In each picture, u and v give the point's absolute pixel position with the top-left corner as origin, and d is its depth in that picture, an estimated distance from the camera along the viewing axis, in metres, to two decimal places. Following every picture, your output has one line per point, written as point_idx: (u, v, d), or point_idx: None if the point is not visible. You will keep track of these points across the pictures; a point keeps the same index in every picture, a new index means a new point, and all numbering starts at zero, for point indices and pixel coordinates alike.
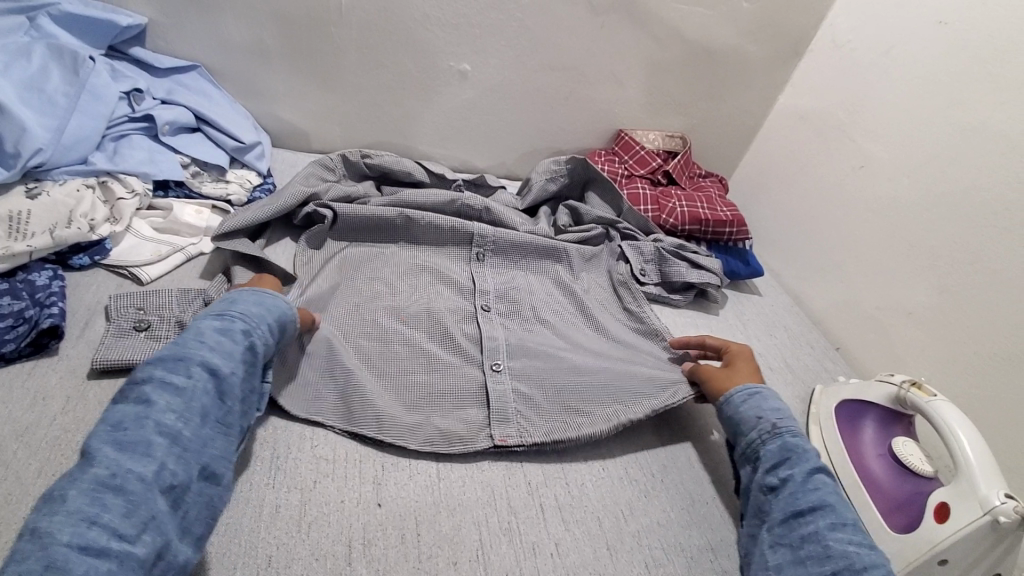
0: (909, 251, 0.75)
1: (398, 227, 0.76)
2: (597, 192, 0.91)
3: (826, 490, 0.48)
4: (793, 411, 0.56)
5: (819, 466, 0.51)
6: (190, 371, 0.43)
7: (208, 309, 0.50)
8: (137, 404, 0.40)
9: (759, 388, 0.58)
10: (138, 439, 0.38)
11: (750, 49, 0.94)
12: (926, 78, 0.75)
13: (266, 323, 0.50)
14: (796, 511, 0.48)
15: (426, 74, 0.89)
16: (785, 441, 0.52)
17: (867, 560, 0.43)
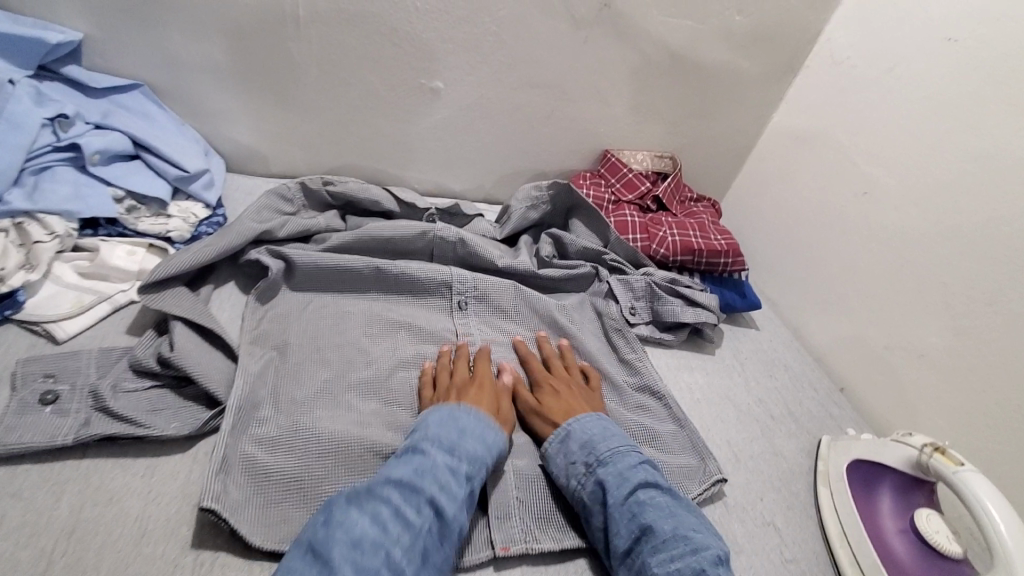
0: (919, 287, 0.69)
1: (372, 278, 0.68)
2: (582, 219, 0.84)
3: (647, 512, 0.46)
4: (602, 434, 0.53)
5: (644, 485, 0.48)
6: (421, 505, 0.42)
7: (440, 433, 0.48)
8: (375, 526, 0.40)
9: (568, 428, 0.54)
10: (374, 569, 0.38)
11: (743, 65, 0.88)
12: (936, 99, 0.69)
13: (482, 457, 0.48)
14: (626, 548, 0.45)
15: (395, 92, 0.82)
16: (601, 473, 0.49)
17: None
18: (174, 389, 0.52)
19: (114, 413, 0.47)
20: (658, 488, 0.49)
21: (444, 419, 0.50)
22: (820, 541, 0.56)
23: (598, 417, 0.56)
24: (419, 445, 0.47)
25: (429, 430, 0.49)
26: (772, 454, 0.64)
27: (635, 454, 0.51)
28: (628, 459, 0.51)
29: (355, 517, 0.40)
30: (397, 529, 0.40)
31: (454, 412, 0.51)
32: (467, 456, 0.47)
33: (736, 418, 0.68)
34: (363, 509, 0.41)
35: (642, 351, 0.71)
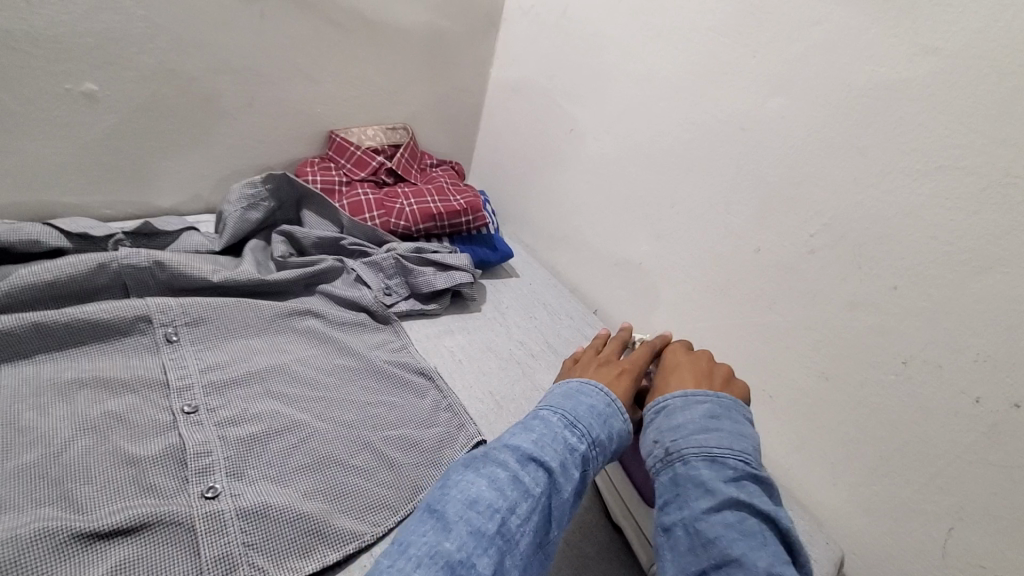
0: (626, 204, 0.77)
1: (31, 335, 0.54)
2: (314, 208, 0.78)
3: (734, 539, 0.36)
4: (703, 423, 0.43)
5: (735, 503, 0.37)
6: (530, 475, 0.39)
7: (583, 410, 0.45)
8: (466, 499, 0.37)
9: (666, 401, 0.46)
10: (488, 531, 0.35)
11: (444, 24, 0.88)
12: (599, 31, 0.76)
13: (604, 437, 0.44)
14: (698, 574, 0.36)
15: (28, 104, 0.66)
16: (679, 472, 0.40)
17: None
18: None
19: None
20: (754, 506, 0.38)
21: (571, 390, 0.47)
22: None
23: (710, 398, 0.45)
24: (542, 414, 0.44)
25: (558, 398, 0.46)
26: (530, 391, 0.67)
27: (730, 458, 0.40)
28: (723, 463, 0.40)
29: (473, 480, 0.38)
30: (514, 496, 0.37)
31: (580, 384, 0.48)
32: (588, 437, 0.43)
33: (497, 369, 0.69)
34: (480, 473, 0.39)
35: (398, 334, 0.70)
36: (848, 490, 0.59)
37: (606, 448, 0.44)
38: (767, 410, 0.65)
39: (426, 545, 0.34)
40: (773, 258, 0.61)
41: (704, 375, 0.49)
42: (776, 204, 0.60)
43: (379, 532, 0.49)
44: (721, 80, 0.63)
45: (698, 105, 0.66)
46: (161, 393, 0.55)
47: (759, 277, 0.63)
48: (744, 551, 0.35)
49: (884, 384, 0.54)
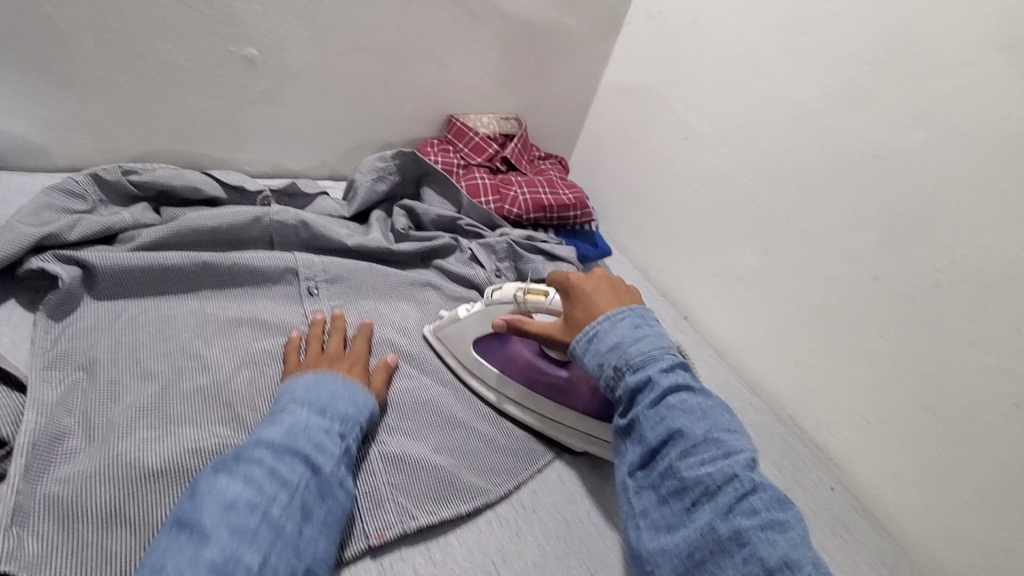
0: (735, 217, 0.79)
1: (198, 273, 0.60)
2: (433, 187, 0.83)
3: (677, 416, 0.44)
4: (632, 335, 0.49)
5: (674, 389, 0.46)
6: (292, 466, 0.42)
7: (308, 396, 0.48)
8: (250, 488, 0.40)
9: (596, 326, 0.51)
10: (249, 528, 0.38)
11: (571, 23, 0.90)
12: (729, 48, 0.78)
13: (353, 415, 0.49)
14: (650, 449, 0.45)
15: (203, 64, 0.73)
16: (630, 379, 0.47)
17: (717, 479, 0.41)
18: None
19: None
20: (693, 385, 0.46)
21: (309, 382, 0.50)
22: None
23: (631, 311, 0.51)
24: (287, 411, 0.47)
25: (297, 392, 0.49)
26: None
27: (667, 354, 0.48)
28: (658, 361, 0.47)
29: (224, 483, 0.40)
30: (273, 488, 0.40)
31: (318, 376, 0.51)
32: (338, 416, 0.48)
33: None
34: (234, 473, 0.40)
35: None
36: (937, 521, 0.60)
37: (358, 421, 0.49)
38: (862, 435, 0.66)
39: (184, 558, 0.35)
40: (889, 289, 0.62)
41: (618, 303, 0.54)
42: (901, 237, 0.61)
43: (502, 493, 0.53)
44: (855, 107, 0.64)
45: (826, 130, 0.67)
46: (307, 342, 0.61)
47: (873, 305, 0.64)
48: (686, 423, 0.44)
49: (996, 427, 0.55)
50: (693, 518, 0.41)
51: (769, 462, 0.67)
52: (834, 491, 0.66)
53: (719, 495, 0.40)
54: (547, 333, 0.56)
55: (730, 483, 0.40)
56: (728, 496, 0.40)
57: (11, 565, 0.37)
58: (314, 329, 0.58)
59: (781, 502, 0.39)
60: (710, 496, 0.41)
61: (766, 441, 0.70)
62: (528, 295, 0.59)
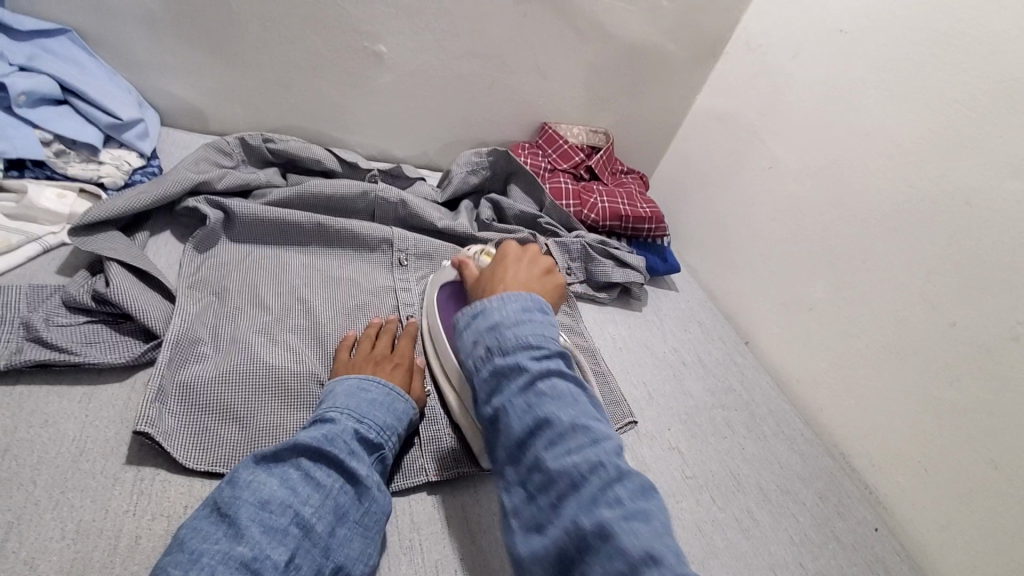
0: (812, 248, 0.79)
1: (314, 233, 0.70)
2: (519, 185, 0.89)
3: (546, 401, 0.38)
4: (517, 316, 0.43)
5: (546, 374, 0.40)
6: (324, 474, 0.42)
7: (347, 402, 0.48)
8: (285, 489, 0.40)
9: (484, 303, 0.45)
10: (282, 527, 0.38)
11: (671, 48, 0.94)
12: (828, 84, 0.79)
13: (391, 427, 0.49)
14: (517, 446, 0.38)
15: (339, 55, 0.83)
16: (499, 365, 0.41)
17: (593, 479, 0.35)
18: (111, 324, 0.52)
19: (49, 342, 0.47)
20: (566, 372, 0.41)
21: (353, 388, 0.50)
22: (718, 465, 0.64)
23: (524, 295, 0.46)
24: (328, 416, 0.47)
25: (339, 398, 0.49)
26: (680, 393, 0.73)
27: (542, 341, 0.42)
28: (531, 348, 0.41)
29: (262, 481, 0.40)
30: (304, 491, 0.41)
31: (363, 380, 0.51)
32: (377, 425, 0.48)
33: (653, 366, 0.76)
34: (272, 472, 0.41)
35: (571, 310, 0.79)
36: None
37: (394, 431, 0.49)
38: (916, 482, 0.65)
39: (217, 551, 0.36)
40: (964, 337, 0.61)
41: (528, 269, 0.53)
42: (985, 287, 0.60)
43: None
44: (951, 153, 0.64)
45: (917, 172, 0.67)
46: (392, 304, 0.68)
47: (945, 352, 0.63)
48: (563, 415, 0.38)
49: None
50: (556, 515, 0.35)
51: (810, 490, 0.67)
52: (877, 533, 0.66)
53: (590, 497, 0.34)
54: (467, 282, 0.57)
55: (595, 471, 0.35)
56: (592, 485, 0.35)
57: (149, 428, 0.44)
58: (367, 331, 0.60)
59: (643, 501, 0.35)
60: (575, 489, 0.35)
61: (813, 470, 0.70)
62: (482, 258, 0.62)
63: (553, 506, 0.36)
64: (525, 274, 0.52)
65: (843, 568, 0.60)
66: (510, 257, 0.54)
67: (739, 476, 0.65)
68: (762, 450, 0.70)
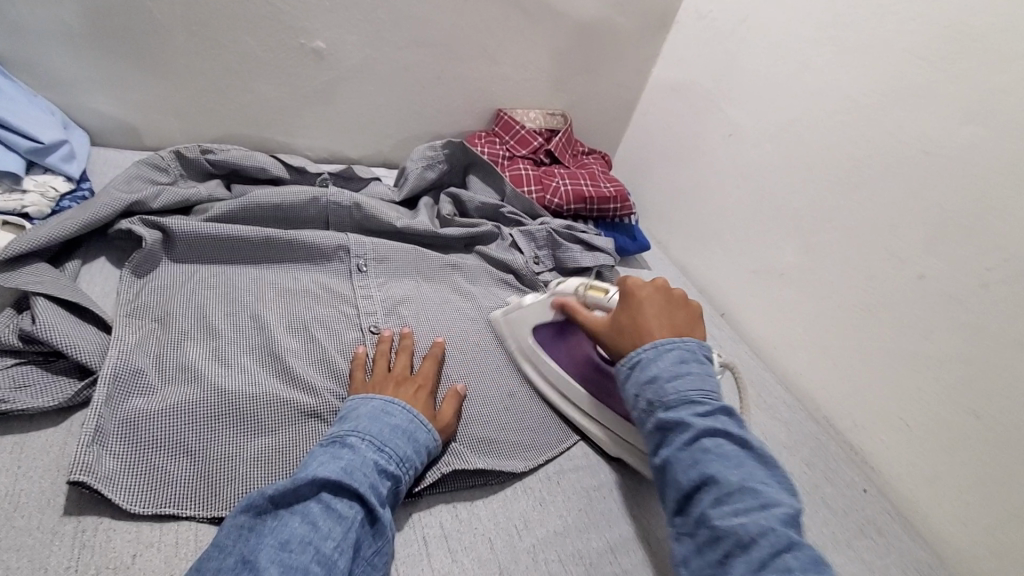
0: (778, 213, 0.78)
1: (262, 247, 0.66)
2: (478, 176, 0.86)
3: (711, 459, 0.43)
4: (675, 371, 0.48)
5: (712, 432, 0.44)
6: (347, 509, 0.40)
7: (368, 429, 0.46)
8: (307, 526, 0.38)
9: (640, 354, 0.50)
10: (301, 567, 0.36)
11: (621, 21, 0.92)
12: (780, 44, 0.78)
13: (411, 457, 0.47)
14: (684, 492, 0.43)
15: (275, 55, 0.79)
16: (662, 417, 0.46)
17: (753, 531, 0.38)
18: (42, 364, 0.48)
19: None
20: (736, 431, 0.45)
21: (375, 413, 0.48)
22: None
23: (678, 345, 0.50)
24: (348, 442, 0.45)
25: (359, 424, 0.47)
26: None
27: (705, 398, 0.46)
28: (696, 407, 0.45)
29: (281, 521, 0.39)
30: (326, 526, 0.39)
31: (387, 404, 0.50)
32: (398, 456, 0.46)
33: None
34: (293, 510, 0.39)
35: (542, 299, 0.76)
36: (976, 531, 0.58)
37: (414, 460, 0.47)
38: (899, 439, 0.65)
39: None
40: (934, 290, 0.61)
41: (671, 308, 0.55)
42: (952, 238, 0.59)
43: (528, 467, 0.55)
44: (905, 104, 0.63)
45: (872, 127, 0.67)
46: (353, 312, 0.64)
47: (917, 306, 0.62)
48: (727, 469, 0.42)
49: None
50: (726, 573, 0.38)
51: (796, 458, 0.67)
52: (866, 494, 0.65)
53: (754, 551, 0.38)
54: (594, 328, 0.57)
55: (765, 535, 0.38)
56: (763, 552, 0.37)
57: (86, 476, 0.40)
58: (381, 347, 0.58)
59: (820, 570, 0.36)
60: (744, 550, 0.38)
61: (797, 438, 0.69)
62: (589, 290, 0.61)
63: (720, 557, 0.39)
64: (668, 315, 0.54)
65: (836, 535, 0.59)
66: (649, 300, 0.55)
67: None
68: None
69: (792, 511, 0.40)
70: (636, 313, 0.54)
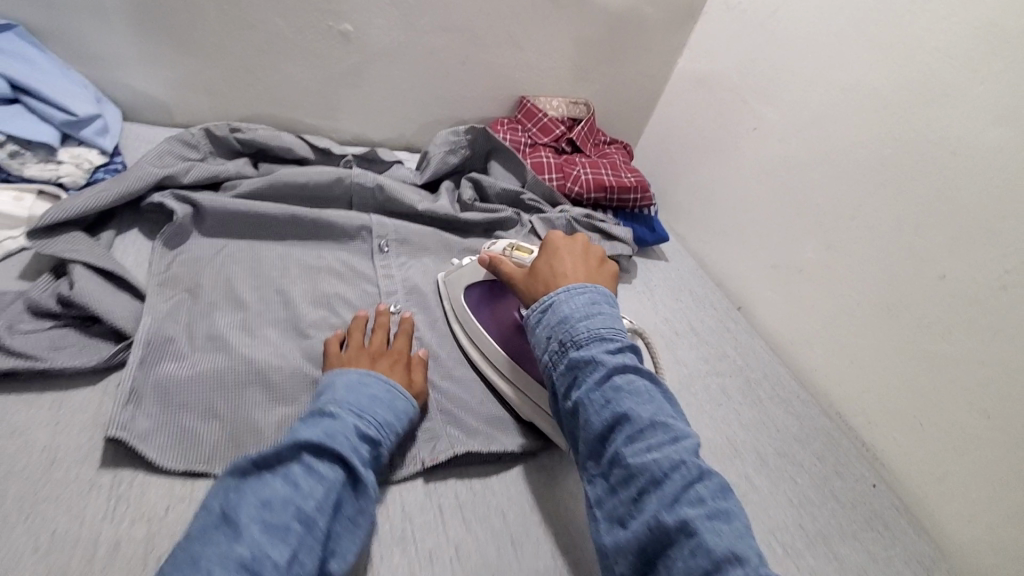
0: (801, 208, 0.77)
1: (288, 224, 0.67)
2: (500, 162, 0.87)
3: (623, 397, 0.44)
4: (585, 311, 0.50)
5: (622, 370, 0.45)
6: (326, 469, 0.40)
7: (346, 398, 0.46)
8: (287, 486, 0.38)
9: (552, 298, 0.52)
10: (283, 524, 0.36)
11: (648, 11, 0.91)
12: (809, 38, 0.77)
13: (389, 426, 0.47)
14: (598, 434, 0.44)
15: (304, 36, 0.80)
16: (574, 357, 0.47)
17: (665, 466, 0.39)
18: (79, 327, 0.50)
19: (11, 349, 0.45)
20: (643, 370, 0.46)
21: (353, 383, 0.48)
22: (713, 431, 0.64)
23: (590, 288, 0.52)
24: (328, 409, 0.45)
25: (336, 393, 0.47)
26: (674, 363, 0.71)
27: (613, 338, 0.48)
28: (606, 345, 0.47)
29: (261, 482, 0.38)
30: (307, 484, 0.39)
31: (364, 375, 0.50)
32: (375, 424, 0.46)
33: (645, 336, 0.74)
34: (273, 471, 0.39)
35: None
36: (984, 529, 0.58)
37: (392, 430, 0.47)
38: (913, 436, 0.64)
39: (217, 553, 0.34)
40: (954, 288, 0.60)
41: (584, 260, 0.59)
42: (974, 237, 0.59)
43: (543, 446, 0.56)
44: (933, 101, 0.63)
45: (899, 124, 0.66)
46: (374, 292, 0.66)
47: (935, 305, 0.62)
48: (637, 407, 0.43)
49: None
50: (640, 510, 0.39)
51: (807, 451, 0.67)
52: (876, 489, 0.65)
53: (665, 484, 0.39)
54: (514, 277, 0.60)
55: (677, 471, 0.39)
56: (675, 486, 0.39)
57: (122, 434, 0.42)
58: (360, 323, 0.57)
59: (725, 500, 0.38)
60: (656, 485, 0.39)
61: (810, 431, 0.69)
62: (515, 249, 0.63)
63: (634, 494, 0.40)
64: (580, 264, 0.58)
65: (845, 527, 0.59)
66: (564, 251, 0.59)
67: (737, 443, 0.64)
68: (759, 416, 0.69)
69: (698, 445, 0.42)
70: (554, 262, 0.58)
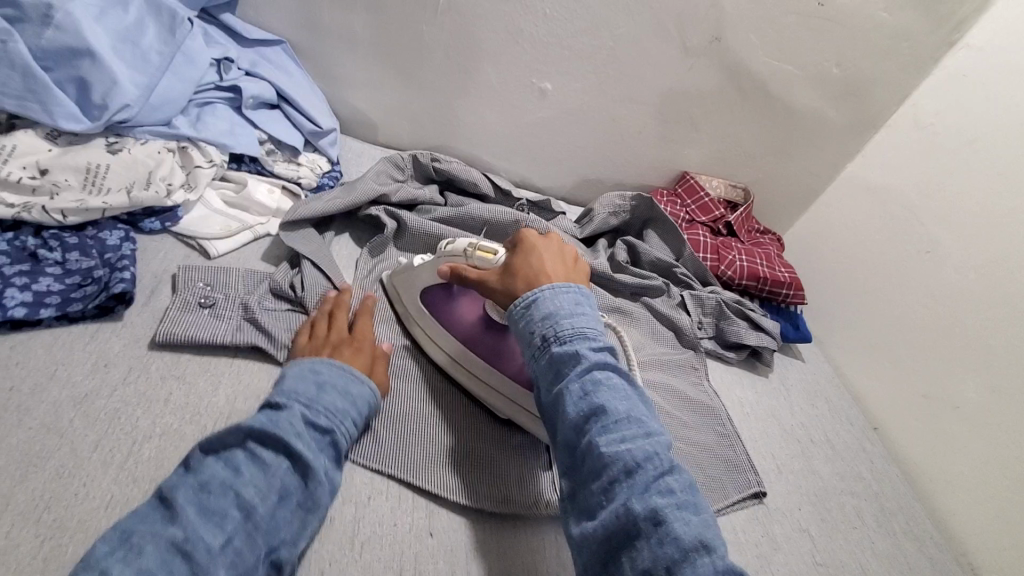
0: (968, 345, 0.74)
1: None
2: (656, 231, 0.90)
3: (601, 391, 0.41)
4: (571, 309, 0.46)
5: (601, 365, 0.43)
6: (263, 458, 0.41)
7: (295, 386, 0.46)
8: (227, 470, 0.40)
9: (538, 293, 0.48)
10: (221, 510, 0.37)
11: (831, 113, 0.91)
12: (1013, 176, 0.74)
13: (342, 414, 0.46)
14: (571, 427, 0.41)
15: (507, 87, 0.88)
16: (556, 353, 0.44)
17: (635, 458, 0.37)
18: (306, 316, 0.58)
19: (260, 325, 0.53)
20: (621, 368, 0.44)
21: (302, 371, 0.48)
22: (846, 552, 0.63)
23: (574, 287, 0.48)
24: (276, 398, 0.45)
25: (287, 382, 0.47)
26: (809, 473, 0.71)
27: (597, 336, 0.45)
28: (588, 340, 0.44)
29: (206, 466, 0.40)
30: (247, 470, 0.40)
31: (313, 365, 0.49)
32: (326, 411, 0.46)
33: (780, 437, 0.74)
34: (219, 457, 0.40)
35: (702, 364, 0.78)
36: None
37: (347, 420, 0.47)
38: None
39: (148, 533, 0.35)
40: None
41: (562, 257, 0.54)
42: None
43: None
44: None
45: None
46: None
47: None
48: (610, 400, 0.41)
49: None
50: (611, 497, 0.37)
51: None
52: None
53: (636, 475, 0.37)
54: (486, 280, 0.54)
55: (650, 461, 0.37)
56: (646, 476, 0.37)
57: None
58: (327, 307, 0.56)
59: (692, 494, 0.37)
60: (628, 476, 0.37)
61: None
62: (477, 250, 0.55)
63: (604, 485, 0.38)
64: (558, 260, 0.53)
65: None
66: (539, 247, 0.53)
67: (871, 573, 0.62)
68: (894, 551, 0.66)
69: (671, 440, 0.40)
70: (529, 256, 0.52)
